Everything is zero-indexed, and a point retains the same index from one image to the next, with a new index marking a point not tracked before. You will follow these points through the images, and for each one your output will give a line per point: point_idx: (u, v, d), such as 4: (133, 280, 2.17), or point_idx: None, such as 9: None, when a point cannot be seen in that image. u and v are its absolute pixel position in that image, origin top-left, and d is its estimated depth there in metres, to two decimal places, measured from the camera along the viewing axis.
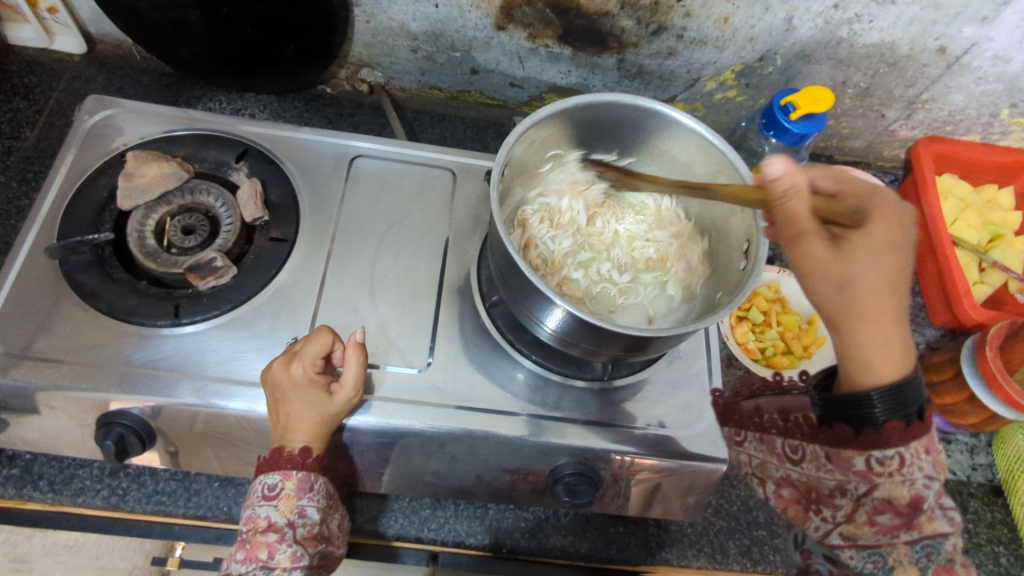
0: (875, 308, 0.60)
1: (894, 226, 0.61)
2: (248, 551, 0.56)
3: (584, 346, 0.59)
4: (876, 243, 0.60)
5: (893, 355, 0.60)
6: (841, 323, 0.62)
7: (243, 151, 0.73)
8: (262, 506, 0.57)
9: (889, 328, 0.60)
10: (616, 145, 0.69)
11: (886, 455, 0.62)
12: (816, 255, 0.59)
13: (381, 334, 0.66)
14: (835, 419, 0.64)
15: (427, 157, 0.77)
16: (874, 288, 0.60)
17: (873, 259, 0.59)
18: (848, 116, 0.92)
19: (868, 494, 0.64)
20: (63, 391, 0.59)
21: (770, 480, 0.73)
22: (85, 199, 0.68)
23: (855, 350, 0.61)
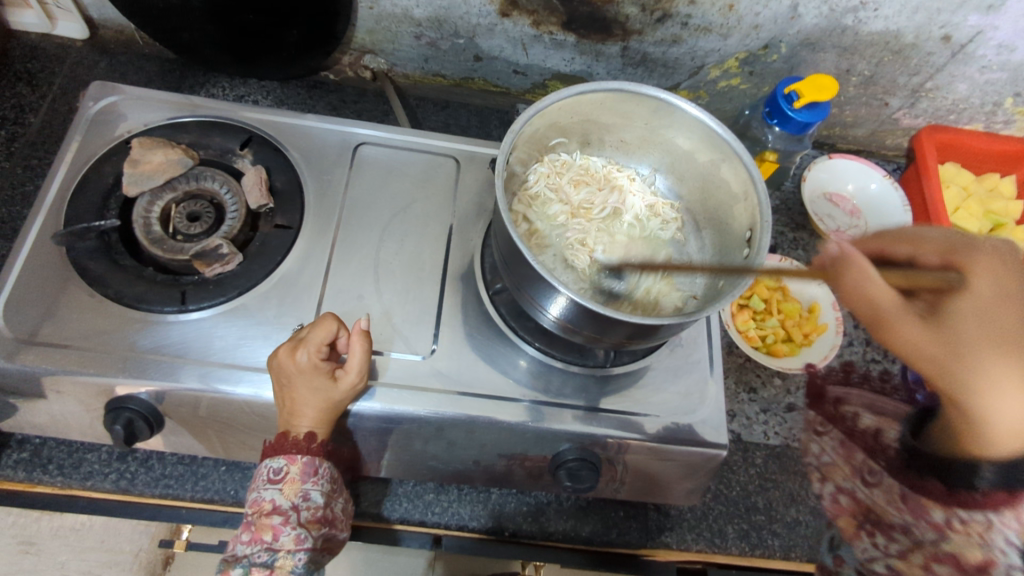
0: (992, 378, 0.56)
1: (999, 281, 0.56)
2: (253, 533, 0.58)
3: (586, 333, 0.59)
4: (976, 304, 0.56)
5: (1018, 427, 0.56)
6: (953, 398, 0.59)
7: (247, 138, 0.74)
8: (267, 490, 0.58)
9: (1009, 396, 0.56)
10: (619, 133, 0.70)
11: (971, 516, 0.65)
12: (907, 336, 0.59)
13: (385, 321, 0.66)
14: (925, 470, 0.70)
15: (430, 144, 0.78)
16: (996, 352, 0.56)
17: (969, 324, 0.56)
18: (852, 105, 0.92)
19: (933, 542, 0.67)
20: (71, 376, 0.60)
21: (831, 483, 0.76)
22: (90, 185, 0.68)
23: (975, 413, 0.58)
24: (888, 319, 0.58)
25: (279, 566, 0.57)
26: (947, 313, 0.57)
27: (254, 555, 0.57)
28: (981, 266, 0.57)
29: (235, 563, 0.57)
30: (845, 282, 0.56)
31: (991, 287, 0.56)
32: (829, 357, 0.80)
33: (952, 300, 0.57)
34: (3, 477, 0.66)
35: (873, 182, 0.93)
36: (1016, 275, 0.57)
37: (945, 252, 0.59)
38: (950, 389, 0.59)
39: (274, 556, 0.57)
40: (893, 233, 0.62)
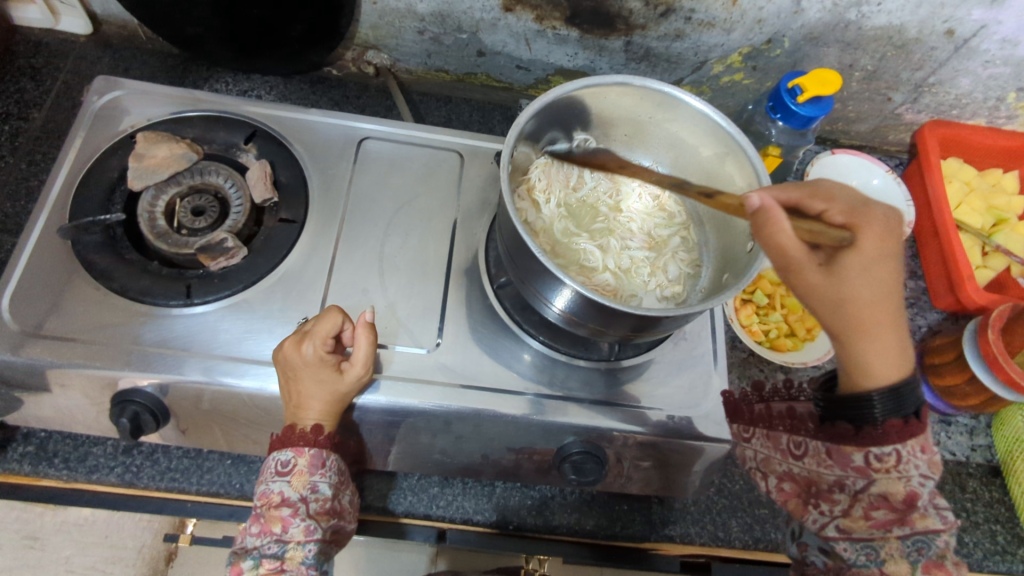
0: (870, 320, 0.55)
1: (882, 241, 0.54)
2: (263, 524, 0.58)
3: (592, 326, 0.59)
4: (863, 267, 0.54)
5: (895, 363, 0.56)
6: (845, 338, 0.56)
7: (252, 132, 0.74)
8: (275, 482, 0.59)
9: (891, 336, 0.56)
10: (624, 127, 0.69)
11: (884, 452, 0.58)
12: (807, 282, 0.53)
13: (390, 314, 0.66)
14: (835, 417, 0.61)
15: (433, 139, 0.78)
16: (881, 303, 0.55)
17: (862, 273, 0.53)
18: (855, 100, 0.92)
19: (865, 489, 0.60)
20: (77, 369, 0.60)
21: (773, 475, 0.72)
22: (95, 179, 0.68)
23: (862, 363, 0.56)
24: (800, 267, 0.52)
25: (289, 557, 0.57)
26: (835, 265, 0.54)
27: (265, 547, 0.57)
28: (867, 227, 0.54)
29: (245, 555, 0.58)
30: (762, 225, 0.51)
31: (883, 244, 0.54)
32: (834, 351, 0.79)
33: (846, 252, 0.53)
34: (8, 471, 0.67)
35: (874, 177, 0.93)
36: (890, 240, 0.55)
37: (845, 211, 0.55)
38: (837, 326, 0.56)
39: (284, 548, 0.57)
40: (812, 186, 0.57)
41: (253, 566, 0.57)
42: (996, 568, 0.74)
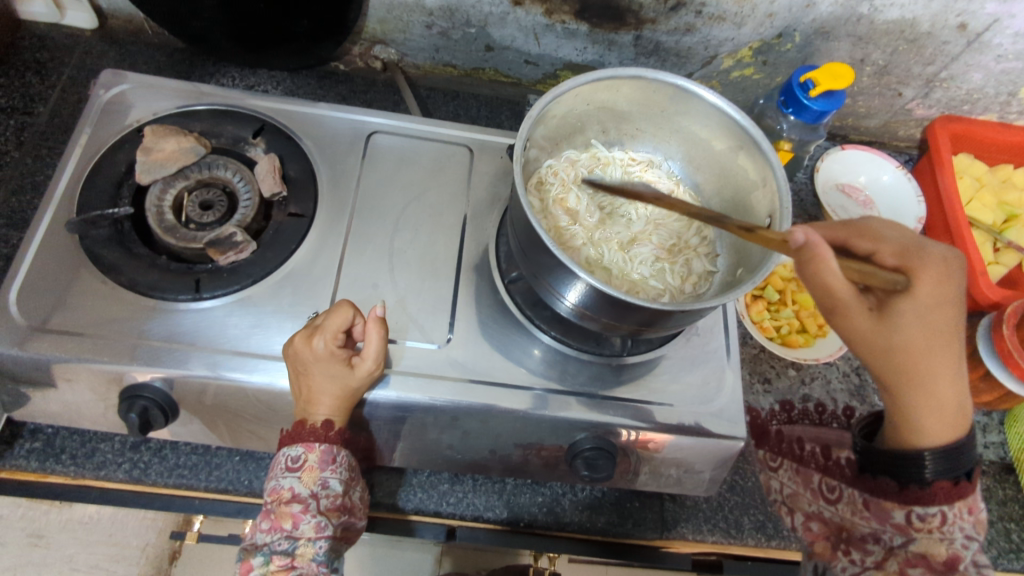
0: (935, 369, 0.51)
1: (938, 286, 0.50)
2: (273, 521, 0.57)
3: (606, 320, 0.59)
4: (920, 313, 0.49)
5: (952, 419, 0.52)
6: (897, 389, 0.52)
7: (260, 126, 0.73)
8: (286, 478, 0.58)
9: (946, 387, 0.52)
10: (635, 121, 0.69)
11: (927, 512, 0.54)
12: (854, 327, 0.50)
13: (400, 309, 0.66)
14: (874, 469, 0.57)
15: (442, 133, 0.77)
16: (940, 352, 0.50)
17: (918, 328, 0.49)
18: (865, 95, 0.91)
19: (903, 547, 0.56)
20: (85, 364, 0.59)
21: (800, 513, 0.70)
22: (103, 173, 0.68)
23: (909, 412, 0.53)
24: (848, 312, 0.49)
25: (300, 554, 0.56)
26: (886, 311, 0.50)
27: (274, 544, 0.56)
28: (920, 271, 0.50)
29: (256, 552, 0.57)
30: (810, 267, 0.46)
31: (939, 289, 0.50)
32: (846, 348, 0.80)
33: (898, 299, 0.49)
34: (16, 467, 0.66)
35: (884, 174, 0.93)
36: (950, 282, 0.50)
37: (896, 253, 0.51)
38: (885, 375, 0.52)
39: (294, 545, 0.56)
40: (857, 227, 0.52)
41: (264, 562, 0.56)
42: (1011, 566, 0.73)
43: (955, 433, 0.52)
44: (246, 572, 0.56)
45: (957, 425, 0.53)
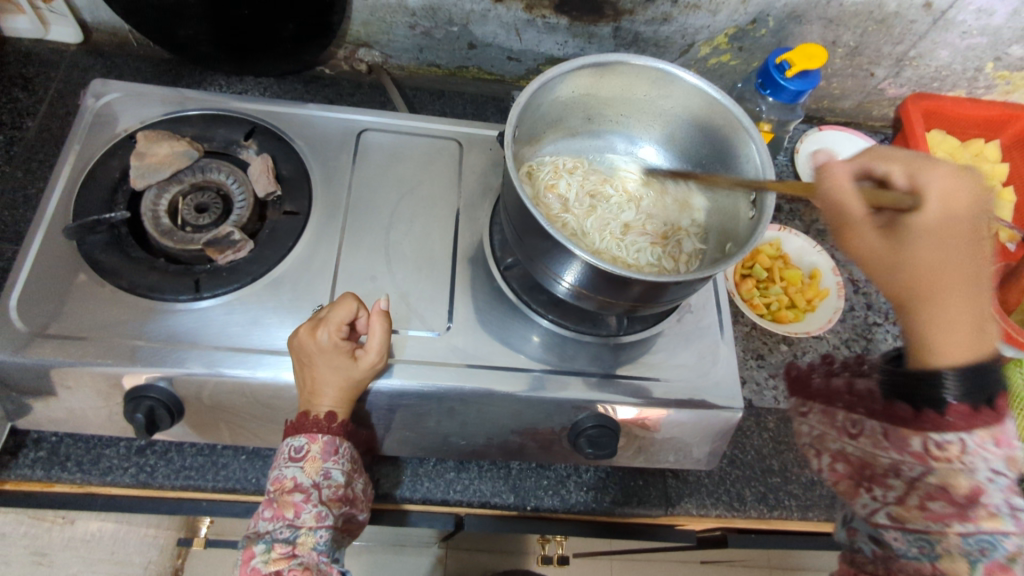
0: (946, 285, 0.46)
1: (958, 205, 0.46)
2: (275, 509, 0.58)
3: (603, 298, 0.61)
4: (931, 228, 0.46)
5: (971, 339, 0.45)
6: (908, 307, 0.48)
7: (251, 129, 0.74)
8: (288, 468, 0.59)
9: (965, 308, 0.45)
10: (618, 109, 0.71)
11: (945, 439, 0.45)
12: (863, 242, 0.48)
13: (399, 300, 0.67)
14: (893, 396, 0.49)
15: (431, 129, 0.79)
16: (955, 268, 0.46)
17: (929, 243, 0.46)
18: (839, 77, 0.94)
19: (923, 478, 0.46)
20: (88, 367, 0.59)
21: (827, 454, 0.60)
22: (97, 180, 0.68)
23: (927, 332, 0.46)
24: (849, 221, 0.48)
25: (300, 542, 0.57)
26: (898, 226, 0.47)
27: (276, 533, 0.57)
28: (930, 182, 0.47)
29: (257, 539, 0.57)
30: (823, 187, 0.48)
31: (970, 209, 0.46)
32: (835, 320, 0.82)
33: (909, 211, 0.47)
34: (22, 477, 0.66)
35: None
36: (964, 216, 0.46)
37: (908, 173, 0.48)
38: (893, 292, 0.48)
39: (295, 533, 0.57)
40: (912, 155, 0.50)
41: (265, 550, 0.57)
42: None
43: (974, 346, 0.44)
44: (247, 560, 0.57)
45: (962, 335, 0.45)
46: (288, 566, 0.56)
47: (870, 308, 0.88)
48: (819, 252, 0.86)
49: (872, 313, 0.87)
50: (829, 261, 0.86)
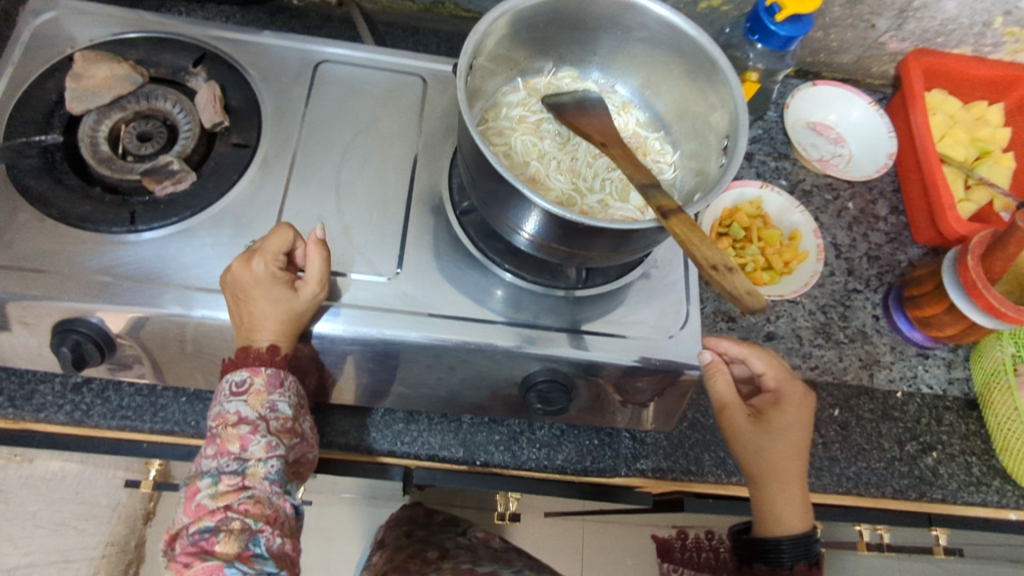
0: (792, 477, 0.62)
1: (802, 412, 0.64)
2: (218, 445, 0.53)
3: (560, 248, 0.57)
4: (793, 420, 0.63)
5: (799, 511, 0.62)
6: (764, 485, 0.62)
7: (200, 55, 0.70)
8: (231, 402, 0.54)
9: (798, 491, 0.62)
10: (593, 49, 0.67)
11: None
12: (736, 423, 0.63)
13: (347, 243, 0.63)
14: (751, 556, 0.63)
15: (394, 63, 0.74)
16: (799, 464, 0.63)
17: (785, 432, 0.63)
18: (837, 27, 0.88)
19: None
20: (14, 298, 0.57)
21: None
22: (31, 103, 0.65)
23: (773, 511, 0.62)
24: (729, 407, 0.63)
25: (250, 473, 0.53)
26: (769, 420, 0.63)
27: (223, 466, 0.52)
28: (800, 386, 0.65)
29: (201, 475, 0.52)
30: (711, 379, 0.63)
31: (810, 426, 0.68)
32: (810, 284, 0.79)
33: (772, 414, 0.63)
34: None
35: (855, 111, 0.91)
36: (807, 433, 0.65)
37: (776, 379, 0.66)
38: (758, 470, 0.62)
39: (244, 466, 0.53)
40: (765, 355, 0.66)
41: (211, 484, 0.52)
42: (971, 499, 0.72)
43: (808, 518, 0.62)
44: (192, 496, 0.52)
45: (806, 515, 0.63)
46: (237, 499, 0.51)
47: (851, 274, 0.84)
48: (800, 212, 0.83)
49: (852, 280, 0.84)
50: (811, 222, 0.82)
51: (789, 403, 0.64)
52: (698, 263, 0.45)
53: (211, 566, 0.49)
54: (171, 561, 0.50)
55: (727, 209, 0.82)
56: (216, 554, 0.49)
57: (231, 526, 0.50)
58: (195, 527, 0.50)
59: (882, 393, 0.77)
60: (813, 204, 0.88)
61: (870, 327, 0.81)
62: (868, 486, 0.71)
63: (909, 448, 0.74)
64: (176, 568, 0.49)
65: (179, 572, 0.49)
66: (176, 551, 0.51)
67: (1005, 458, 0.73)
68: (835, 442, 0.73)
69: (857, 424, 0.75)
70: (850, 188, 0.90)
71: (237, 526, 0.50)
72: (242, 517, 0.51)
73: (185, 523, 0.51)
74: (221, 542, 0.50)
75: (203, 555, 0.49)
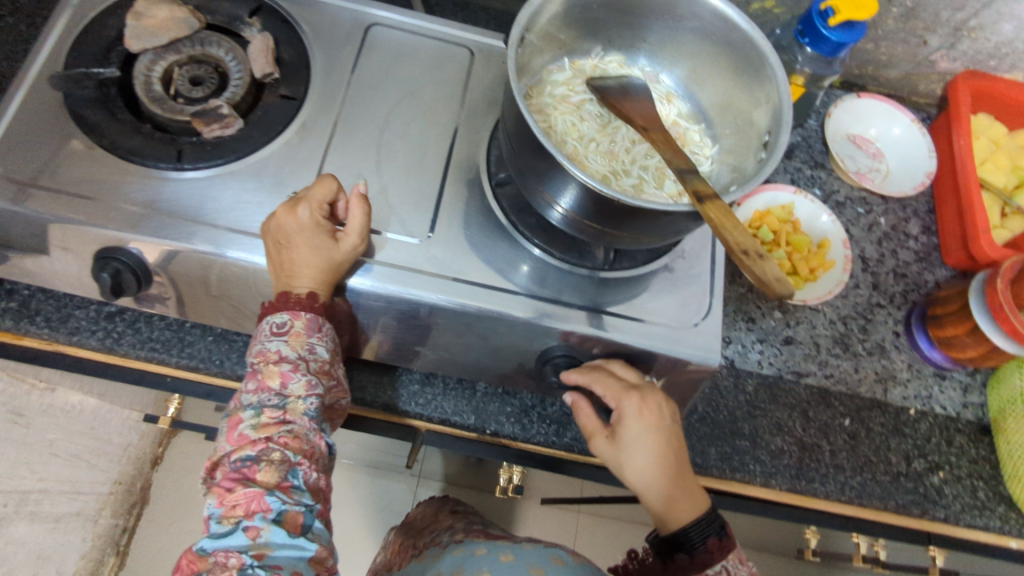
0: (655, 482, 0.58)
1: (642, 413, 0.58)
2: (260, 381, 0.55)
3: (597, 227, 0.57)
4: (633, 423, 0.59)
5: (684, 509, 0.58)
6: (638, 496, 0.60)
7: (257, 6, 0.72)
8: (272, 342, 0.56)
9: (669, 492, 0.58)
10: (644, 34, 0.68)
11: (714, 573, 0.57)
12: (598, 443, 0.61)
13: (383, 201, 0.64)
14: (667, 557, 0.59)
15: (445, 33, 0.75)
16: (651, 467, 0.58)
17: (634, 439, 0.58)
18: (888, 40, 0.87)
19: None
20: (59, 222, 0.58)
21: None
22: (92, 36, 0.67)
23: (659, 518, 0.59)
24: (596, 436, 0.62)
25: (290, 409, 0.54)
26: (618, 435, 0.59)
27: (264, 400, 0.54)
28: (633, 399, 0.58)
29: (245, 407, 0.54)
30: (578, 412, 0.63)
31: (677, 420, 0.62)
32: (834, 294, 0.79)
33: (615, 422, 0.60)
34: None
35: (896, 127, 0.90)
36: (675, 429, 0.60)
37: (615, 394, 0.59)
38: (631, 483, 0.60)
39: (284, 401, 0.54)
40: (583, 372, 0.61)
41: (254, 415, 0.53)
42: (973, 522, 0.72)
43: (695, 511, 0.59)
44: (234, 426, 0.53)
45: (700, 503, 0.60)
46: (278, 432, 0.53)
47: (876, 288, 0.84)
48: (831, 220, 0.83)
49: (876, 294, 0.84)
50: (841, 232, 0.82)
51: (626, 414, 0.58)
52: (728, 247, 0.45)
53: (253, 492, 0.50)
54: (211, 487, 0.52)
55: (757, 211, 0.82)
56: (257, 482, 0.51)
57: (272, 456, 0.52)
58: (236, 455, 0.52)
59: (894, 409, 0.77)
60: (844, 215, 0.88)
61: (889, 343, 0.81)
62: (871, 498, 0.72)
63: (915, 465, 0.74)
64: (218, 492, 0.51)
65: (221, 497, 0.50)
66: (216, 478, 0.52)
67: (1013, 486, 0.73)
68: (842, 451, 0.73)
69: (867, 436, 0.75)
70: (883, 204, 0.89)
71: (277, 457, 0.52)
72: (283, 449, 0.52)
73: (226, 451, 0.52)
74: (262, 471, 0.51)
75: (245, 482, 0.51)
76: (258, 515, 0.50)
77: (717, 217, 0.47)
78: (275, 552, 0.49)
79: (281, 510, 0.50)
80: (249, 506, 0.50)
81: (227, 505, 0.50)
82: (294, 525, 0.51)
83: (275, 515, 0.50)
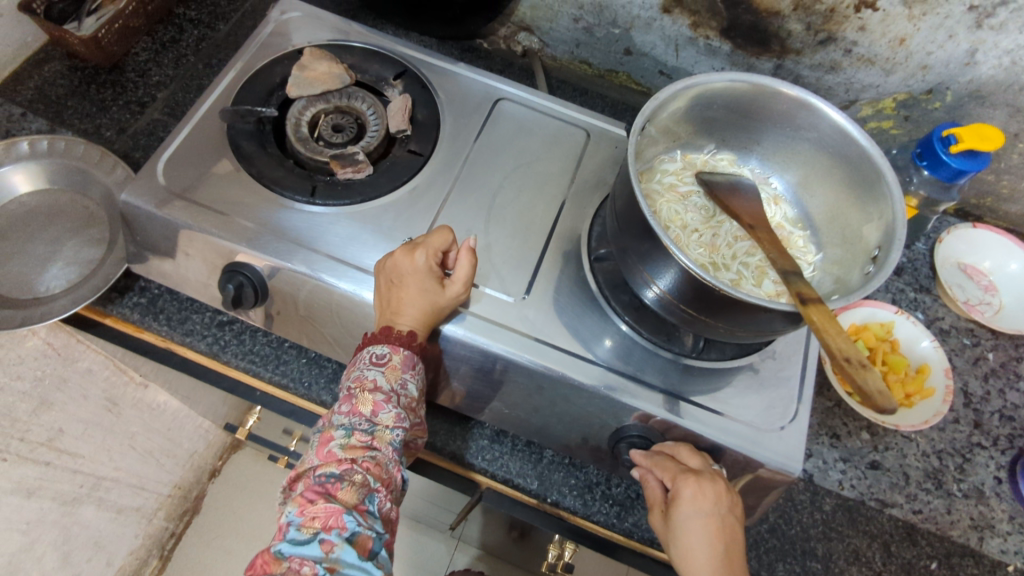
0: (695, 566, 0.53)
1: (699, 497, 0.55)
2: (352, 405, 0.57)
3: (693, 313, 0.58)
4: (689, 504, 0.55)
5: None
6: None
7: (402, 70, 0.80)
8: (370, 370, 0.58)
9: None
10: (759, 139, 0.70)
11: None
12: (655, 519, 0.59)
13: (486, 257, 0.68)
14: None
15: (565, 114, 0.80)
16: (697, 551, 0.54)
17: (685, 520, 0.55)
18: (1012, 174, 0.86)
19: None
20: (201, 233, 0.65)
21: None
22: (260, 80, 0.76)
23: None
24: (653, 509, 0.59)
25: (378, 435, 0.56)
26: (671, 514, 0.56)
27: (355, 423, 0.56)
28: (689, 482, 0.56)
29: (336, 427, 0.57)
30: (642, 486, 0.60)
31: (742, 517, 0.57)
32: (932, 422, 0.74)
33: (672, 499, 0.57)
34: (122, 315, 0.73)
35: (1012, 262, 0.86)
36: (733, 522, 0.55)
37: (675, 473, 0.57)
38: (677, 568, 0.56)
39: (373, 427, 0.56)
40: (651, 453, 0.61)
41: (344, 436, 0.56)
42: None
43: None
44: (325, 442, 0.56)
45: None
46: (363, 456, 0.55)
47: (978, 427, 0.79)
48: (933, 346, 0.79)
49: (977, 433, 0.78)
50: (942, 359, 0.78)
51: (682, 496, 0.56)
52: (831, 352, 0.45)
53: (333, 508, 0.51)
54: (293, 496, 0.53)
55: (854, 325, 0.80)
56: (338, 499, 0.52)
57: (354, 478, 0.54)
58: (322, 470, 0.54)
59: (988, 561, 0.71)
60: (948, 343, 0.84)
61: (989, 488, 0.75)
62: None
63: None
64: (300, 501, 0.52)
65: (302, 506, 0.52)
66: (298, 489, 0.54)
67: None
68: None
69: None
70: (992, 339, 0.85)
71: (359, 479, 0.54)
72: (365, 473, 0.54)
73: (313, 465, 0.55)
74: (343, 490, 0.53)
75: (327, 497, 0.52)
76: (335, 530, 0.51)
77: (823, 321, 0.46)
78: (344, 570, 0.50)
79: (355, 531, 0.51)
80: (327, 520, 0.51)
81: (306, 515, 0.51)
82: (364, 547, 0.51)
83: (350, 534, 0.51)
